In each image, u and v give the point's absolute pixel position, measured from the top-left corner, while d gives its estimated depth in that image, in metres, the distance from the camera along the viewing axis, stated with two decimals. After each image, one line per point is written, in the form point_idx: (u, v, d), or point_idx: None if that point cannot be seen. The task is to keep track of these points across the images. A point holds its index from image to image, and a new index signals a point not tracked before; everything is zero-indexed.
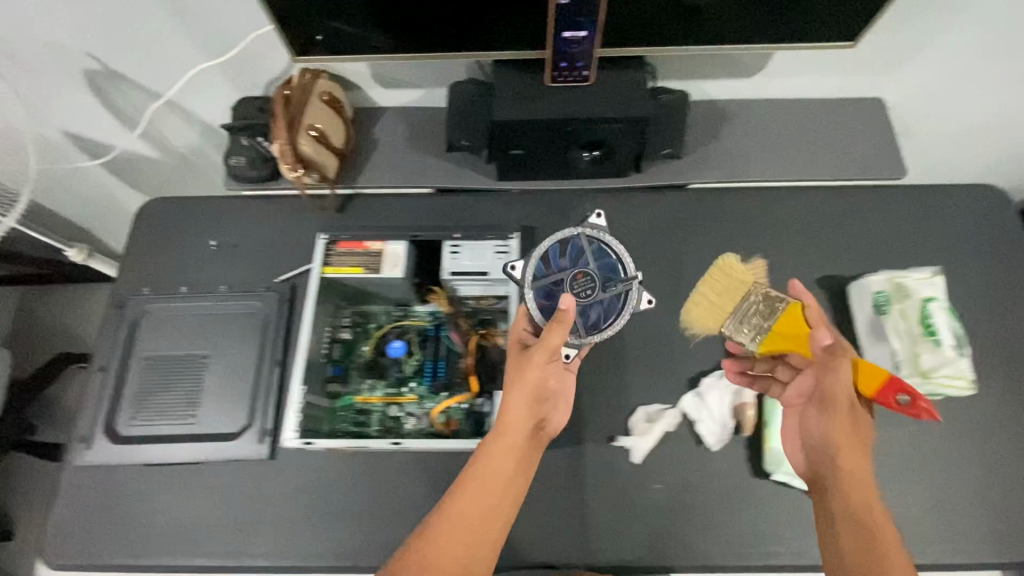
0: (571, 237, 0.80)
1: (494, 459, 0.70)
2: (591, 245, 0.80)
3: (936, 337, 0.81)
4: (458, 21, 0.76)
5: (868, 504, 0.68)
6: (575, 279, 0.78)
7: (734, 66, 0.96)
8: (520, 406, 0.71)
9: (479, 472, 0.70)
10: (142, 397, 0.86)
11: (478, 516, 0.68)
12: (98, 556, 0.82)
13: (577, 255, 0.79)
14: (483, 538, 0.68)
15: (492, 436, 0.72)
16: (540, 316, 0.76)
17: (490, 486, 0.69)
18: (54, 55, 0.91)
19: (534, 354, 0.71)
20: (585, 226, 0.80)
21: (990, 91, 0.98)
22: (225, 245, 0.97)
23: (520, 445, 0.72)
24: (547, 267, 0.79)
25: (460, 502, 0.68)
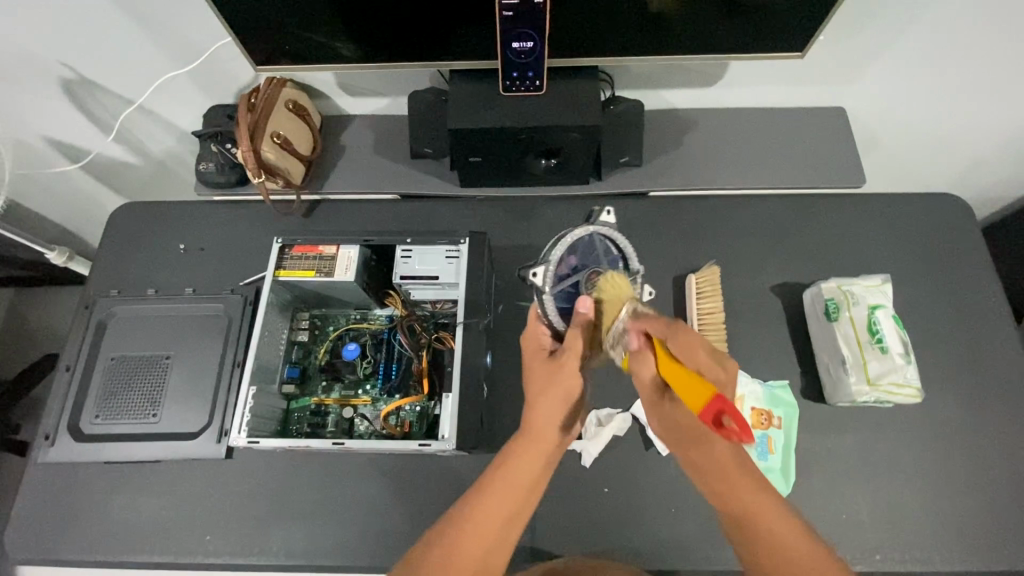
0: (586, 235, 0.68)
1: (524, 458, 0.63)
2: (601, 243, 0.68)
3: (882, 345, 0.83)
4: (409, 31, 0.77)
5: (760, 513, 0.55)
6: (589, 280, 0.66)
7: (697, 74, 0.95)
8: (552, 406, 0.66)
9: (507, 471, 0.62)
10: (106, 395, 0.88)
11: (504, 515, 0.59)
12: (61, 550, 0.84)
13: (587, 253, 0.68)
14: (507, 536, 0.60)
15: (521, 434, 0.65)
16: (560, 320, 0.68)
17: (520, 485, 0.61)
18: (29, 64, 0.94)
19: (562, 359, 0.66)
20: (596, 220, 0.68)
21: (954, 98, 0.98)
22: (192, 248, 1.01)
23: (554, 445, 0.65)
24: (560, 269, 0.68)
25: (487, 500, 0.60)
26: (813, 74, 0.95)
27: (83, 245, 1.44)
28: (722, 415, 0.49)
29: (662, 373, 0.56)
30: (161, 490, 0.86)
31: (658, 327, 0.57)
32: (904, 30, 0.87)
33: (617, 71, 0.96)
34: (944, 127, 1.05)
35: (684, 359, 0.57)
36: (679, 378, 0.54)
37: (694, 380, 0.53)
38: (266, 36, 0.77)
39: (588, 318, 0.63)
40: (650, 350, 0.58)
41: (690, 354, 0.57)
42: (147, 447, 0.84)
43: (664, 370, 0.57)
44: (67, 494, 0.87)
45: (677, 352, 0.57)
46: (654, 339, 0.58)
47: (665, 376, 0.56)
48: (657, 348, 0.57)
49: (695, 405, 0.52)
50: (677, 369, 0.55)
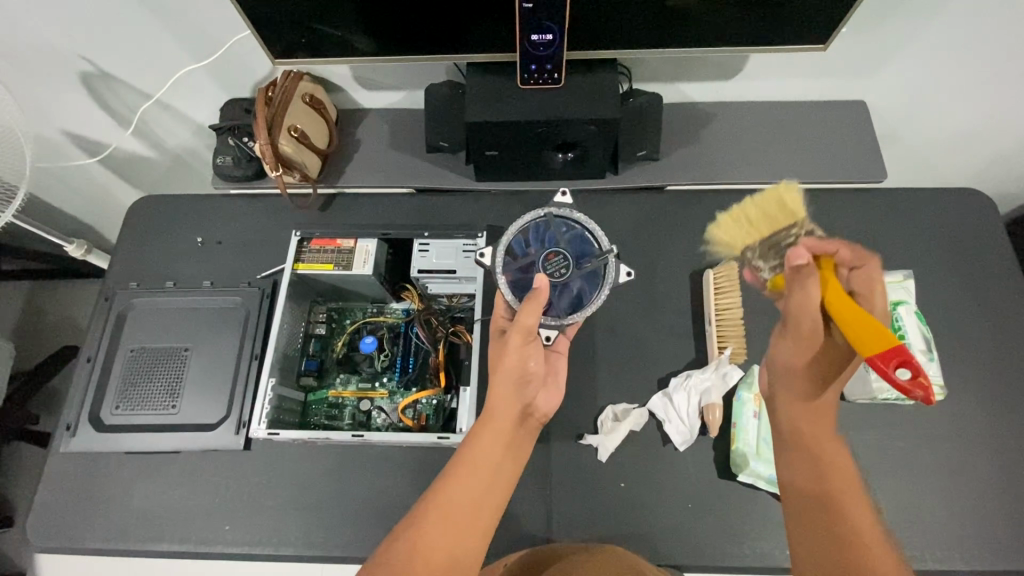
0: (537, 220, 0.72)
1: (481, 447, 0.61)
2: (559, 222, 0.73)
3: (904, 342, 0.82)
4: (428, 24, 0.77)
5: (834, 458, 0.61)
6: (546, 260, 0.71)
7: (715, 68, 0.95)
8: (506, 393, 0.64)
9: (468, 452, 0.61)
10: (126, 386, 0.89)
11: (469, 497, 0.58)
12: (83, 537, 0.85)
13: (544, 237, 0.72)
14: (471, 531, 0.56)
15: (477, 424, 0.63)
16: (515, 298, 0.70)
17: (478, 475, 0.59)
18: (50, 58, 0.95)
19: (508, 337, 0.65)
20: (549, 207, 0.73)
21: (979, 92, 0.96)
22: (210, 241, 1.02)
23: (511, 430, 0.63)
24: (515, 254, 0.72)
25: (447, 487, 0.58)
26: (835, 68, 0.94)
27: (101, 238, 1.46)
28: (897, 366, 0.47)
29: (830, 298, 0.57)
30: (180, 479, 0.87)
31: (845, 255, 0.60)
32: (929, 23, 0.85)
33: (635, 64, 0.95)
34: (968, 122, 1.03)
35: (860, 295, 0.59)
36: (851, 308, 0.54)
37: (875, 325, 0.51)
38: (286, 31, 0.77)
39: (539, 292, 0.64)
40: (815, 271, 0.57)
41: (865, 290, 0.59)
42: (167, 437, 0.85)
43: (836, 299, 0.56)
44: (89, 484, 0.88)
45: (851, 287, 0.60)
46: (827, 262, 0.59)
47: (832, 305, 0.56)
48: (826, 266, 0.59)
49: (868, 348, 0.49)
50: (843, 298, 0.56)
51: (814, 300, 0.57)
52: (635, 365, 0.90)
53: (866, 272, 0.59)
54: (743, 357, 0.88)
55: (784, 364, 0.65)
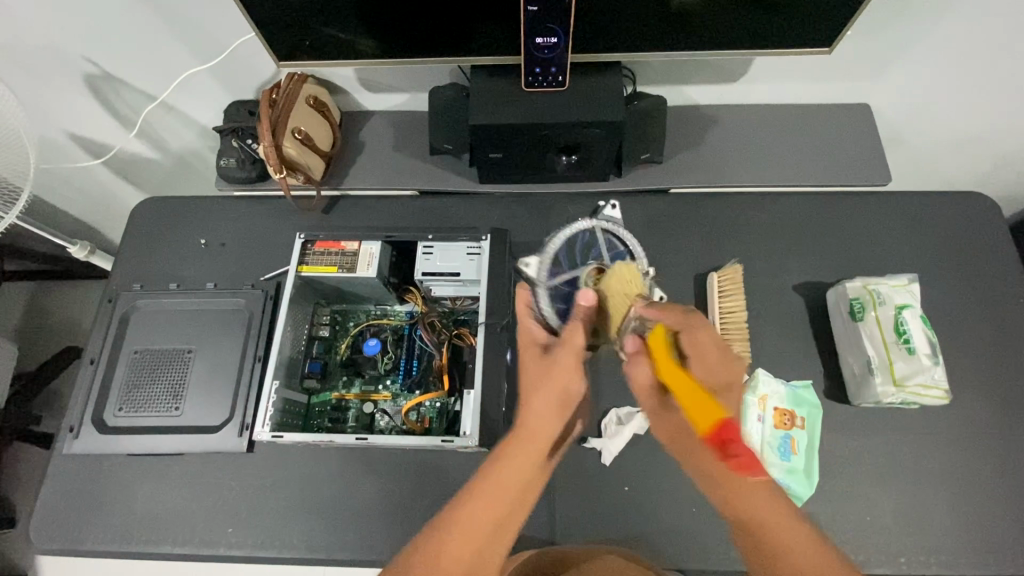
0: (582, 232, 0.77)
1: (516, 465, 0.59)
2: (604, 237, 0.77)
3: (909, 346, 0.82)
4: (432, 28, 0.77)
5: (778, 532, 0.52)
6: (589, 274, 0.71)
7: (718, 71, 0.94)
8: (546, 410, 0.63)
9: (501, 466, 0.59)
10: (129, 388, 0.89)
11: (496, 516, 0.56)
12: (86, 540, 0.85)
13: (588, 252, 0.76)
14: (493, 546, 0.56)
15: (512, 438, 0.62)
16: (558, 317, 0.71)
17: (510, 495, 0.57)
18: (55, 60, 0.95)
19: (561, 354, 0.65)
20: (597, 220, 0.77)
21: (983, 95, 0.96)
22: (214, 243, 1.02)
23: (546, 450, 0.62)
24: (558, 267, 0.74)
25: (473, 502, 0.56)
26: (839, 71, 0.94)
27: (104, 239, 1.46)
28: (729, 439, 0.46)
29: (660, 369, 0.57)
30: (183, 482, 0.87)
31: (672, 321, 0.61)
32: (933, 27, 0.85)
33: (639, 67, 0.95)
34: (972, 125, 1.03)
35: (691, 355, 0.61)
36: (674, 376, 0.54)
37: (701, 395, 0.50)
38: (291, 33, 0.77)
39: (589, 306, 0.65)
40: (645, 350, 0.60)
41: (696, 353, 0.61)
42: (171, 439, 0.85)
43: (666, 367, 0.56)
44: (92, 486, 0.88)
45: (686, 350, 0.62)
46: (659, 328, 0.60)
47: (664, 372, 0.56)
48: (658, 333, 0.60)
49: (700, 424, 0.48)
50: (670, 363, 0.56)
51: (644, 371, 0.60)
52: None
53: (695, 332, 0.61)
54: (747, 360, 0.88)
55: (665, 433, 0.65)
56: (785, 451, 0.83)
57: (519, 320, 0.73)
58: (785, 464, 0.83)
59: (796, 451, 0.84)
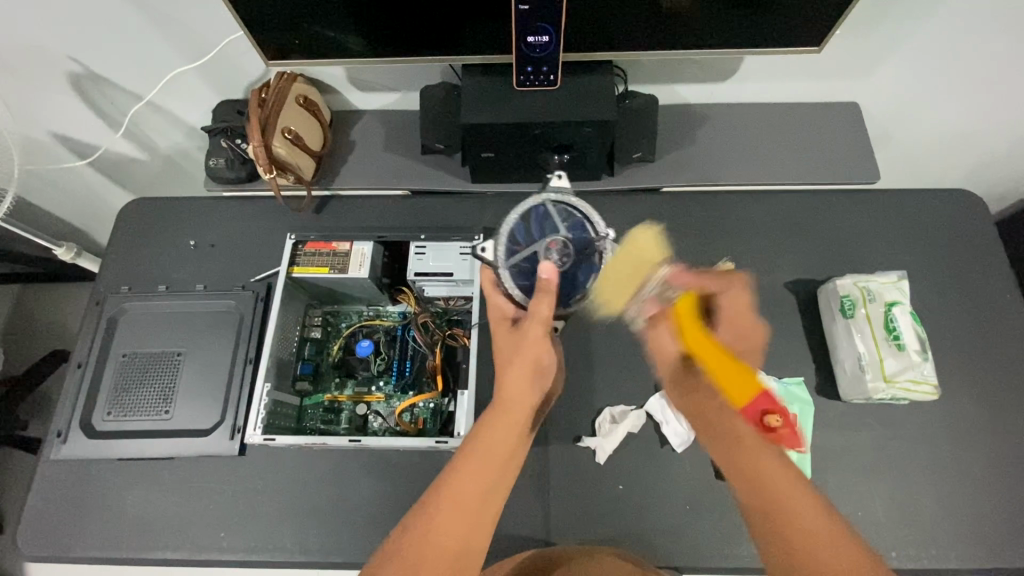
0: (533, 204, 0.70)
1: (498, 432, 0.60)
2: (557, 208, 0.70)
3: (899, 342, 0.83)
4: (422, 26, 0.76)
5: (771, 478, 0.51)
6: (549, 249, 0.67)
7: (710, 70, 0.95)
8: (519, 378, 0.63)
9: (486, 438, 0.59)
10: (117, 392, 0.87)
11: (484, 490, 0.55)
12: (73, 547, 0.84)
13: (541, 222, 0.70)
14: (485, 518, 0.55)
15: (491, 408, 0.62)
16: (521, 292, 0.68)
17: (495, 462, 0.58)
18: (39, 61, 0.94)
19: (526, 328, 0.65)
20: (546, 189, 0.71)
21: (970, 93, 0.97)
22: (203, 244, 1.00)
23: (523, 419, 0.62)
24: (515, 244, 0.69)
25: (462, 476, 0.56)
26: (828, 70, 0.94)
27: (91, 241, 1.44)
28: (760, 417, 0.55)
29: (687, 340, 0.65)
30: (174, 486, 0.86)
31: (711, 285, 0.67)
32: (921, 26, 0.85)
33: (631, 65, 0.95)
34: (959, 123, 1.04)
35: (720, 322, 0.67)
36: (703, 346, 0.64)
37: (728, 362, 0.65)
38: (280, 32, 0.77)
39: (551, 281, 0.64)
40: (665, 316, 0.67)
41: (727, 317, 0.67)
42: (161, 443, 0.84)
43: (691, 338, 0.65)
44: (80, 491, 0.87)
45: (720, 313, 0.67)
46: (687, 296, 0.67)
47: (690, 342, 0.65)
48: (685, 300, 0.67)
49: (734, 397, 0.65)
50: (696, 329, 0.65)
51: (669, 341, 0.67)
52: (633, 366, 0.90)
53: (729, 295, 0.67)
54: None
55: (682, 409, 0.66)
56: None
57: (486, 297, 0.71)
58: None
59: (788, 448, 0.85)
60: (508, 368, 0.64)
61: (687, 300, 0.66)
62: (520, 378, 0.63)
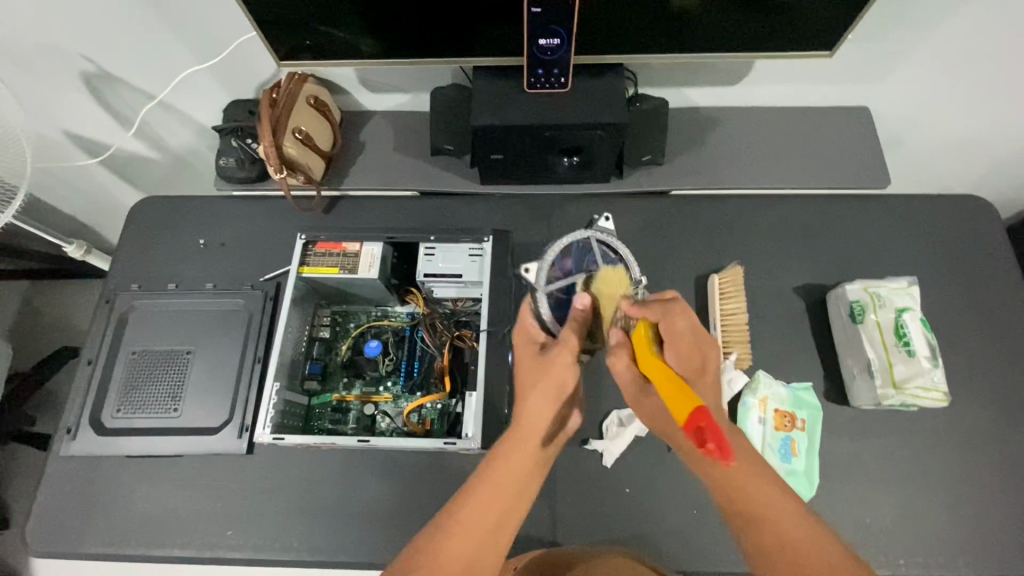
0: (579, 241, 0.73)
1: (513, 458, 0.61)
2: (600, 247, 0.73)
3: (909, 349, 0.82)
4: (434, 29, 0.76)
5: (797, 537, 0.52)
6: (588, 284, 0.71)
7: (719, 74, 0.95)
8: (541, 406, 0.64)
9: (500, 463, 0.60)
10: (127, 389, 0.88)
11: (495, 514, 0.57)
12: (81, 543, 0.84)
13: (583, 258, 0.72)
14: (495, 542, 0.56)
15: (508, 434, 0.63)
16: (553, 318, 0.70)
17: (507, 489, 0.59)
18: (53, 60, 0.94)
19: (553, 353, 0.65)
20: (595, 230, 0.74)
21: (981, 99, 0.97)
22: (212, 243, 1.01)
23: (542, 445, 0.63)
24: (554, 273, 0.72)
25: (474, 501, 0.57)
26: (838, 75, 0.94)
27: (101, 239, 1.45)
28: (703, 429, 0.46)
29: (642, 364, 0.60)
30: (181, 484, 0.86)
31: (653, 313, 0.61)
32: (933, 31, 0.85)
33: (641, 68, 0.95)
34: (969, 128, 1.04)
35: (665, 339, 0.61)
36: (658, 372, 0.57)
37: (682, 389, 0.53)
38: (293, 32, 0.77)
39: (584, 311, 0.65)
40: (626, 343, 0.63)
41: (672, 339, 0.61)
42: (169, 441, 0.84)
43: (645, 359, 0.59)
44: (89, 488, 0.87)
45: (664, 335, 0.61)
46: (642, 324, 0.61)
47: (644, 365, 0.59)
48: (641, 331, 0.61)
49: (678, 416, 0.51)
50: (649, 355, 0.59)
51: (687, 327, 0.61)
52: None
53: (671, 320, 0.60)
54: (747, 362, 0.88)
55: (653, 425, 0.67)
56: (786, 453, 0.84)
57: (518, 321, 0.73)
58: (786, 466, 0.83)
59: (797, 453, 0.84)
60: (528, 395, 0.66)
61: (644, 328, 0.61)
62: (543, 408, 0.64)
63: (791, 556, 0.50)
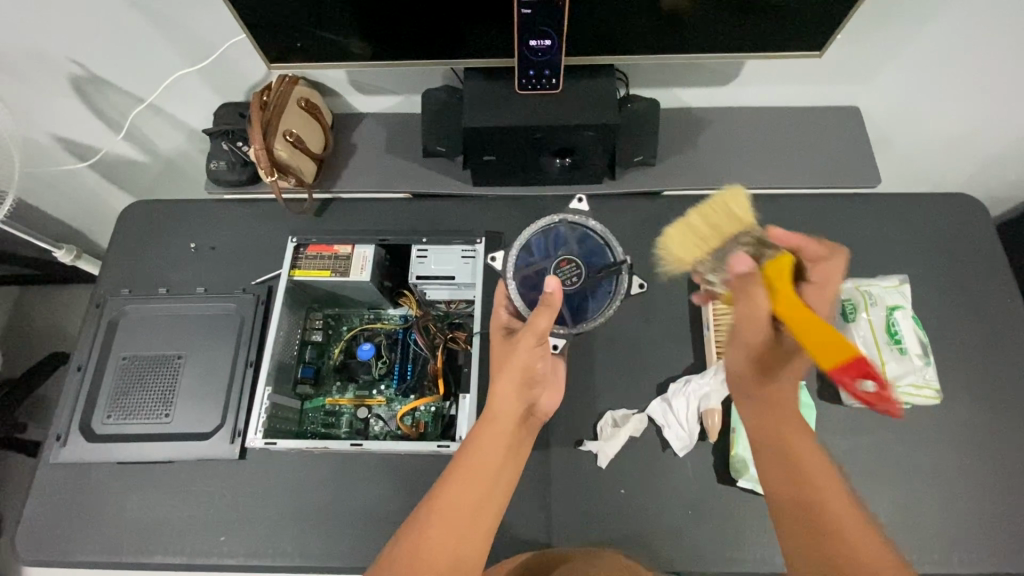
0: (552, 226, 0.74)
1: (487, 445, 0.60)
2: (572, 230, 0.74)
3: (901, 347, 0.83)
4: (424, 31, 0.76)
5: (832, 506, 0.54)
6: (560, 267, 0.72)
7: (710, 74, 0.95)
8: (509, 392, 0.64)
9: (473, 452, 0.60)
10: (117, 396, 0.87)
11: (472, 503, 0.56)
12: (71, 552, 0.83)
13: (557, 242, 0.74)
14: (477, 530, 0.56)
15: (480, 421, 0.63)
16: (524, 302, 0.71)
17: (483, 477, 0.58)
18: (41, 64, 0.94)
19: (519, 338, 0.63)
20: (567, 213, 0.75)
21: (970, 97, 0.97)
22: (203, 246, 1.00)
23: (513, 430, 0.63)
24: (528, 258, 0.73)
25: (451, 491, 0.57)
26: (829, 74, 0.94)
27: (91, 243, 1.44)
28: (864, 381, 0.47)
29: (779, 303, 0.56)
30: (173, 490, 0.85)
31: (807, 250, 0.62)
32: (920, 31, 0.86)
33: (633, 69, 0.95)
34: (959, 128, 1.04)
35: (817, 282, 0.61)
36: (800, 311, 0.53)
37: (834, 333, 0.49)
38: (282, 34, 0.77)
39: (555, 297, 0.62)
40: (762, 278, 0.57)
41: (820, 283, 0.61)
42: (161, 447, 0.84)
43: (784, 305, 0.55)
44: (79, 495, 0.86)
45: (813, 279, 0.61)
46: (784, 258, 0.59)
47: (783, 307, 0.55)
48: (782, 261, 0.59)
49: (825, 361, 0.48)
50: (790, 292, 0.56)
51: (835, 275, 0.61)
52: (634, 370, 0.90)
53: (820, 268, 0.61)
54: None
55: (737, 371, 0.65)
56: None
57: (493, 307, 0.75)
58: None
59: None
60: (496, 382, 0.65)
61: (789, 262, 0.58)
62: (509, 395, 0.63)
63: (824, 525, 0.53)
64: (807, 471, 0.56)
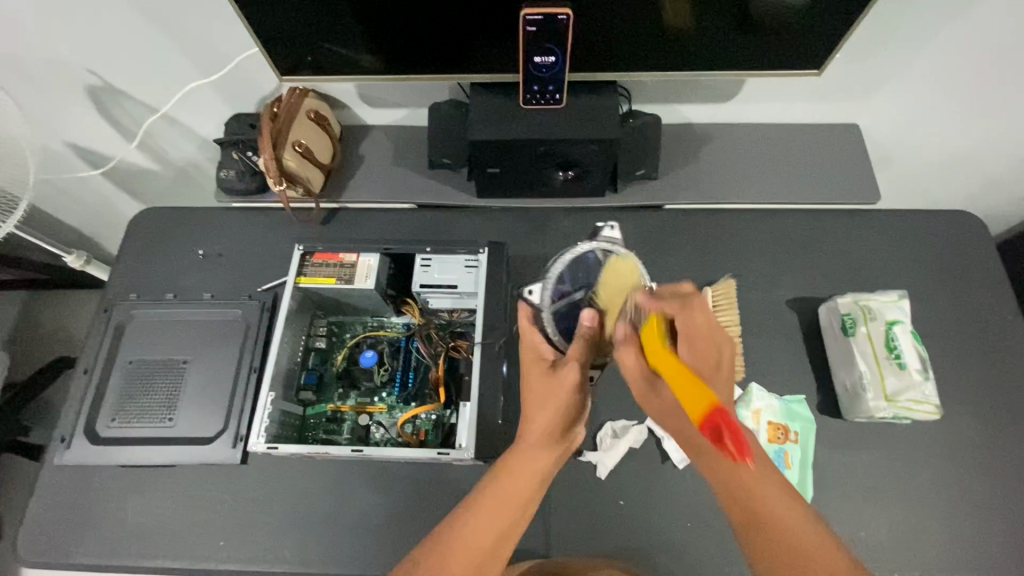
0: (585, 251, 0.72)
1: (520, 473, 0.63)
2: (605, 257, 0.72)
3: (901, 362, 0.83)
4: (431, 46, 0.78)
5: (779, 515, 0.54)
6: (594, 299, 0.69)
7: (711, 91, 0.97)
8: (551, 423, 0.67)
9: (501, 484, 0.62)
10: (122, 399, 0.88)
11: (496, 532, 0.60)
12: (70, 555, 0.84)
13: (589, 269, 0.72)
14: (498, 554, 0.60)
15: (514, 447, 0.66)
16: (562, 337, 0.70)
17: (512, 505, 0.62)
18: (60, 74, 0.97)
19: (564, 372, 0.67)
20: (600, 239, 0.72)
21: (969, 115, 0.99)
22: (211, 253, 1.02)
23: (549, 463, 0.65)
24: (562, 287, 0.71)
25: (477, 519, 0.60)
26: (829, 92, 0.96)
27: (100, 249, 1.46)
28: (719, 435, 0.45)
29: (650, 358, 0.57)
30: (174, 494, 0.86)
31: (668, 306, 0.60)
32: (918, 50, 0.88)
33: (636, 85, 0.97)
34: (958, 146, 1.06)
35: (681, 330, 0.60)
36: (668, 366, 0.54)
37: (696, 386, 0.49)
38: (293, 47, 0.79)
39: (591, 328, 0.66)
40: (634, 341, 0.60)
41: (687, 329, 0.60)
42: (163, 450, 0.84)
43: (655, 356, 0.56)
44: (81, 497, 0.87)
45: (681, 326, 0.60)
46: (652, 318, 0.59)
47: (653, 359, 0.57)
48: (652, 323, 0.59)
49: (693, 412, 0.47)
50: (659, 347, 0.57)
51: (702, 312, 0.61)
52: None
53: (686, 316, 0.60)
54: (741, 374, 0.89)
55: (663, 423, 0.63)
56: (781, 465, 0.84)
57: (522, 335, 0.73)
58: None
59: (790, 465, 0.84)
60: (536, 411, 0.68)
61: (654, 320, 0.59)
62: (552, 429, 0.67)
63: (776, 539, 0.53)
64: (748, 491, 0.55)
